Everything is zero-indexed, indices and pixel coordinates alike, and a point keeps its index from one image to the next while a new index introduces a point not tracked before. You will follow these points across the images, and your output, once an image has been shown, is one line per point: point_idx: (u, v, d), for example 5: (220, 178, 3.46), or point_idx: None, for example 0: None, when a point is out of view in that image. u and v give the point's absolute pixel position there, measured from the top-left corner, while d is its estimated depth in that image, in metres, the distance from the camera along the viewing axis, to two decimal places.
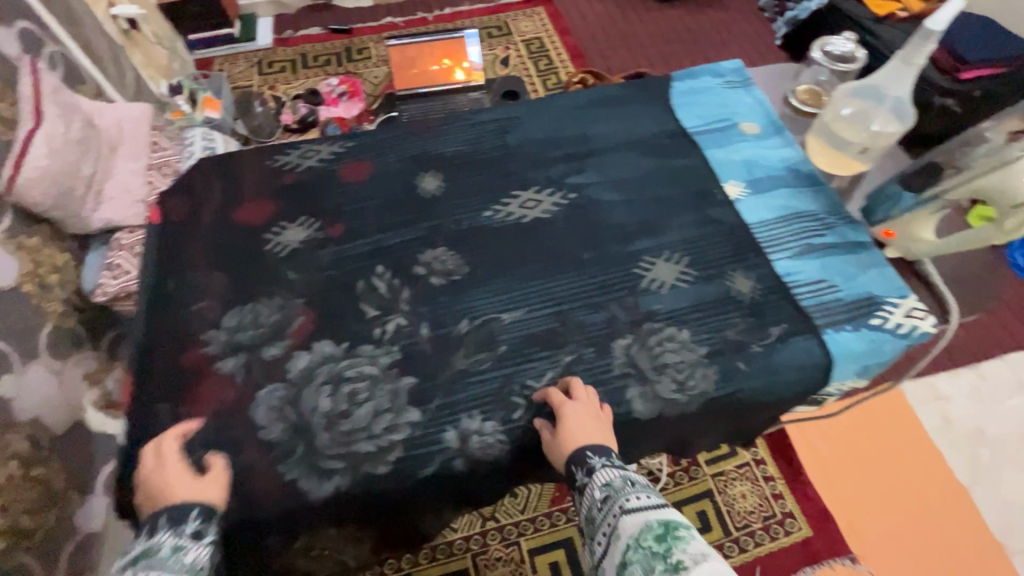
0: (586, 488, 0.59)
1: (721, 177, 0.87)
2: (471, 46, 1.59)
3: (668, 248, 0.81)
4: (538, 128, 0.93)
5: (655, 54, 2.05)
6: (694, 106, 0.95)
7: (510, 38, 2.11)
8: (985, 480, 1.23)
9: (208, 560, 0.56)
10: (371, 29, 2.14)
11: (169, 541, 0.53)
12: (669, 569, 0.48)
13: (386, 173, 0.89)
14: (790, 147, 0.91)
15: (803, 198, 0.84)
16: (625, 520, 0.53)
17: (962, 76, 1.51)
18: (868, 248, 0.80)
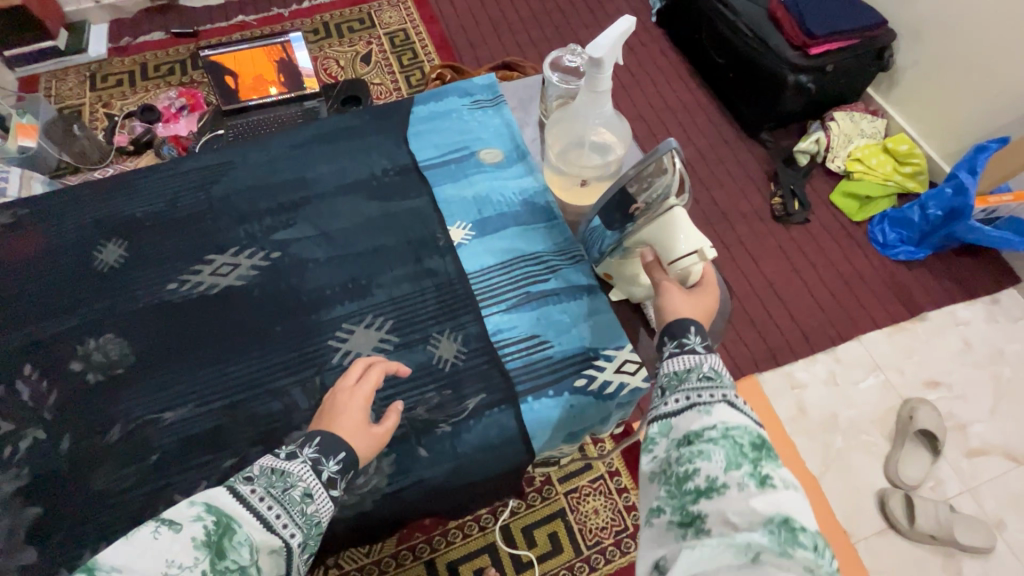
0: (690, 355, 0.59)
1: (448, 219, 0.87)
2: (299, 51, 1.47)
3: (372, 313, 0.80)
4: (254, 173, 0.91)
5: (525, 40, 1.95)
6: (436, 138, 0.95)
7: (372, 30, 1.96)
8: (835, 466, 1.23)
9: (328, 515, 0.60)
10: (224, 30, 1.96)
11: (301, 485, 0.58)
12: (755, 478, 0.48)
13: (75, 248, 0.84)
14: (527, 174, 0.91)
15: (529, 240, 0.85)
16: (725, 408, 0.54)
17: (812, 52, 1.48)
18: (587, 293, 0.81)
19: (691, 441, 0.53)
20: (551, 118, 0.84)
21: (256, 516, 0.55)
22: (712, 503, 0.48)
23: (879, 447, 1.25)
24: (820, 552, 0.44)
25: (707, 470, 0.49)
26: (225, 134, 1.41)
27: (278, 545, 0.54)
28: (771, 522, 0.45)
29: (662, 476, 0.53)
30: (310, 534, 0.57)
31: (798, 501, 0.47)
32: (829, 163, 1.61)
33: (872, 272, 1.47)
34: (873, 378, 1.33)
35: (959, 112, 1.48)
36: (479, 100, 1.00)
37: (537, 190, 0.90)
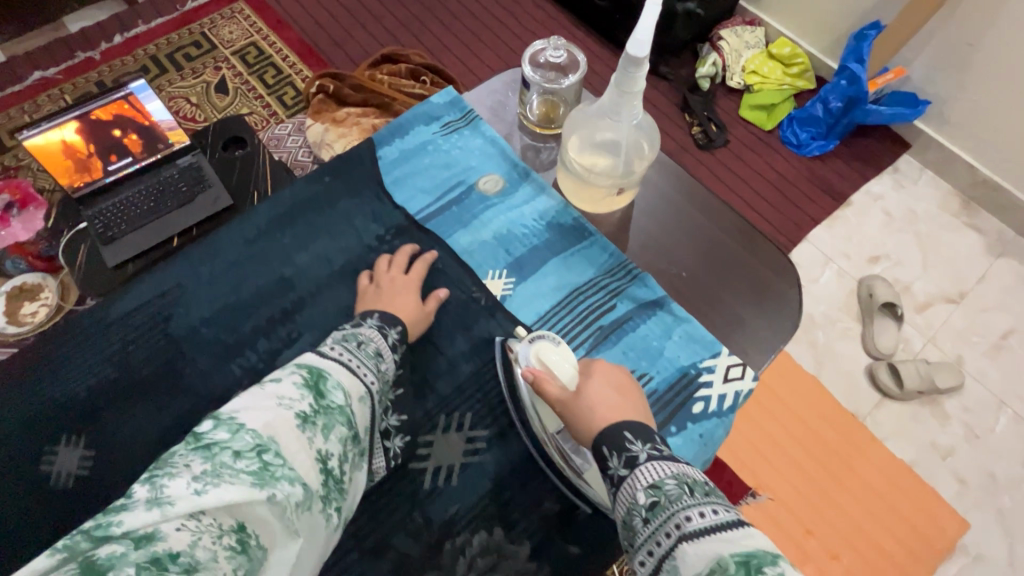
0: (630, 485, 0.60)
1: (482, 267, 0.90)
2: (150, 101, 1.18)
3: (444, 411, 0.85)
4: (215, 301, 0.91)
5: (394, 25, 1.77)
6: (426, 179, 0.95)
7: (215, 52, 1.67)
8: (828, 363, 1.33)
9: (394, 371, 0.78)
10: (21, 94, 1.57)
11: (374, 344, 0.75)
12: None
13: (27, 467, 0.81)
14: (543, 195, 0.92)
15: (579, 271, 0.87)
16: (686, 549, 0.52)
17: None
18: (660, 311, 0.84)
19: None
20: (569, 120, 0.78)
21: (344, 365, 0.70)
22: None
23: (854, 329, 1.37)
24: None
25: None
26: (89, 228, 1.14)
27: (364, 389, 0.70)
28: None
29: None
30: (385, 382, 0.75)
31: None
32: (729, 82, 1.66)
33: (794, 170, 1.57)
34: (828, 271, 1.44)
35: (822, 7, 1.58)
36: (448, 120, 0.98)
37: (558, 211, 0.91)
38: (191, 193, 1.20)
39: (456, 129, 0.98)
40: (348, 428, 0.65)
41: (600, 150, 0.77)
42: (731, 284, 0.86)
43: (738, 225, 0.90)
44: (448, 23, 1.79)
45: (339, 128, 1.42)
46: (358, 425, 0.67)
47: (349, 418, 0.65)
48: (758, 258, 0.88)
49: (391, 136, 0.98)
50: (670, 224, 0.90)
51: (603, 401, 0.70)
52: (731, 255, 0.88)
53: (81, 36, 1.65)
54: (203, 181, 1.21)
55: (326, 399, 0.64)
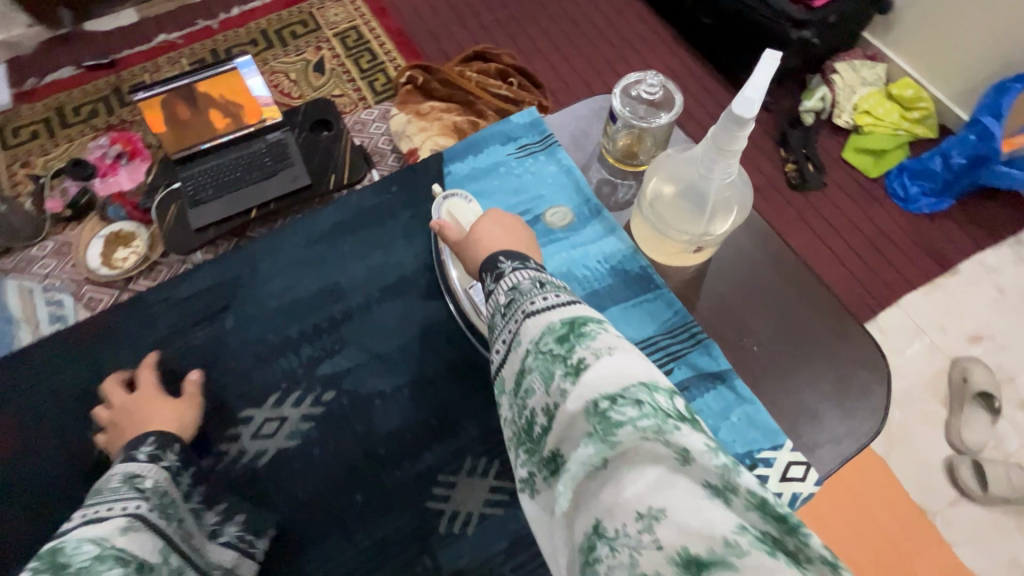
0: (494, 293, 0.57)
1: None
2: (251, 78, 1.27)
3: (475, 455, 0.83)
4: (279, 292, 0.94)
5: (492, 23, 1.76)
6: (491, 202, 0.88)
7: (319, 32, 1.74)
8: (903, 448, 1.20)
9: (167, 482, 0.66)
10: (144, 54, 1.70)
11: (150, 475, 0.64)
12: (569, 374, 0.45)
13: (90, 421, 0.87)
14: (611, 233, 0.84)
15: (642, 326, 0.79)
16: (528, 322, 0.50)
17: (815, 4, 1.38)
18: (724, 387, 0.75)
19: (518, 383, 0.50)
20: (658, 162, 0.74)
21: (86, 520, 0.55)
22: (554, 433, 0.45)
23: (936, 414, 1.23)
24: (644, 402, 0.40)
25: (538, 404, 0.47)
26: (181, 188, 1.22)
27: (131, 518, 0.57)
28: (589, 418, 0.41)
29: (516, 433, 0.50)
30: (165, 502, 0.63)
31: (623, 367, 0.43)
32: (837, 119, 1.53)
33: (898, 230, 1.42)
34: (918, 343, 1.29)
35: (963, 50, 1.42)
36: (525, 142, 0.93)
37: (625, 256, 0.83)
38: (274, 167, 1.25)
39: (532, 152, 0.92)
40: (125, 565, 0.53)
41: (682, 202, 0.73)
42: (805, 364, 0.78)
43: (825, 299, 0.82)
44: (545, 25, 1.76)
45: (421, 121, 1.44)
46: (139, 554, 0.55)
47: (118, 557, 0.52)
48: (844, 347, 0.80)
49: (465, 147, 0.94)
50: (745, 285, 0.83)
51: (491, 235, 0.67)
52: (812, 335, 0.80)
53: (206, 5, 1.77)
54: (287, 158, 1.26)
55: (74, 563, 0.49)
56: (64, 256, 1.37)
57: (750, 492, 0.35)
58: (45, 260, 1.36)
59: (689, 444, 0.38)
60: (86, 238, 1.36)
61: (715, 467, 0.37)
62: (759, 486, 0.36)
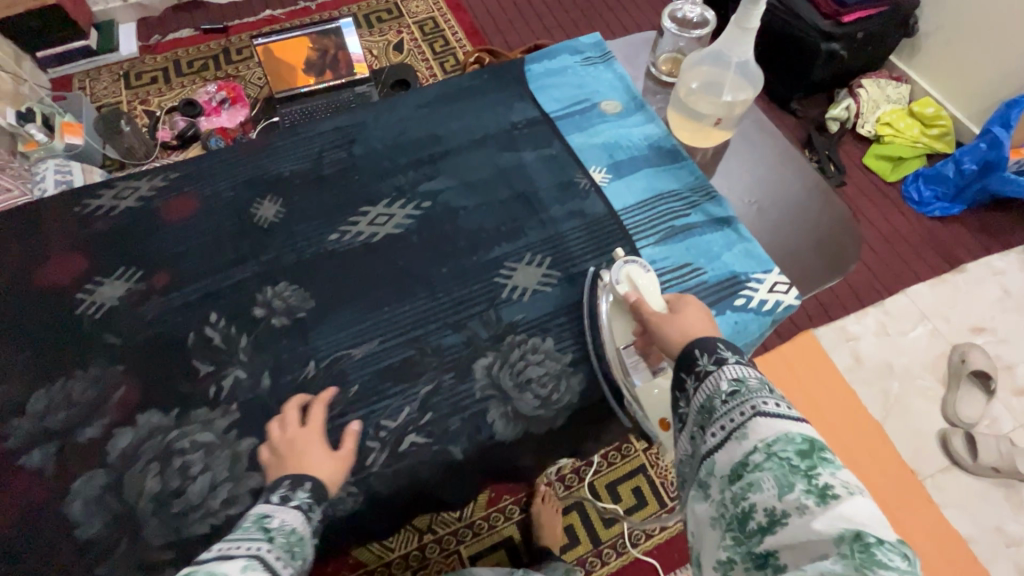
0: (712, 375, 0.61)
1: (585, 162, 1.00)
2: (349, 36, 1.48)
3: (531, 252, 0.91)
4: (392, 133, 1.04)
5: (553, 24, 1.98)
6: (557, 93, 1.08)
7: (400, 19, 1.98)
8: (895, 411, 1.29)
9: (299, 521, 0.60)
10: (252, 26, 1.98)
11: (278, 516, 0.59)
12: (815, 495, 0.47)
13: (236, 205, 0.95)
14: (652, 120, 1.04)
15: (669, 182, 0.97)
16: (760, 422, 0.54)
17: (843, 20, 1.54)
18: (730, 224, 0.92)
19: (738, 474, 0.53)
20: (690, 58, 0.96)
21: (217, 556, 0.52)
22: (778, 536, 0.47)
23: (935, 391, 1.31)
24: (910, 557, 0.42)
25: (763, 503, 0.49)
26: (281, 121, 1.43)
27: (252, 557, 0.52)
28: (843, 542, 0.43)
29: (721, 520, 0.52)
30: (293, 541, 0.58)
31: (866, 506, 0.46)
32: (859, 130, 1.67)
33: (907, 227, 1.54)
34: (921, 328, 1.39)
35: (982, 73, 1.56)
36: (589, 56, 1.13)
37: (660, 137, 1.02)
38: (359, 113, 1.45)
39: (594, 64, 1.12)
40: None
41: (705, 88, 0.96)
42: (800, 223, 0.97)
43: (816, 184, 1.01)
44: (599, 30, 1.97)
45: None
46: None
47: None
48: (832, 221, 0.97)
49: (539, 56, 1.13)
50: (756, 170, 1.02)
51: (693, 319, 0.70)
52: (805, 209, 0.98)
53: None
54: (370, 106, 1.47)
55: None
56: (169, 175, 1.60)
57: None
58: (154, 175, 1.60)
59: None
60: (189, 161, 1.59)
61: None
62: None
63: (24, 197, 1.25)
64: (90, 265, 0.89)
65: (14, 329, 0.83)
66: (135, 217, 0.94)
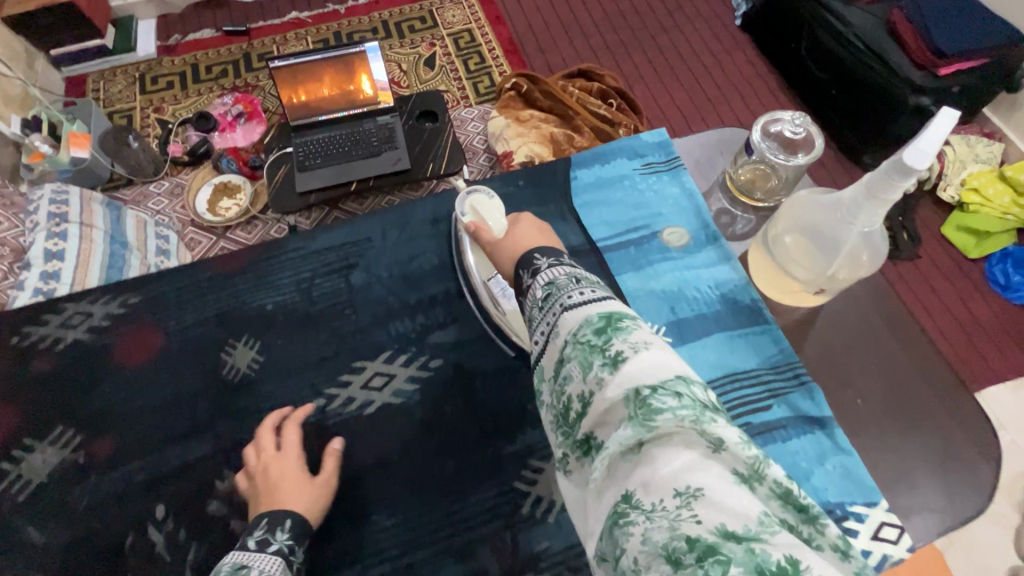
0: (530, 288, 0.59)
1: (640, 318, 0.88)
2: (375, 62, 1.29)
3: None
4: (386, 259, 0.99)
5: (600, 44, 1.80)
6: (612, 212, 0.99)
7: (434, 30, 1.83)
8: (960, 541, 1.13)
9: (275, 569, 0.64)
10: (275, 28, 1.84)
11: (256, 566, 0.63)
12: (609, 367, 0.46)
13: (214, 352, 0.91)
14: (727, 267, 0.92)
15: (747, 358, 0.85)
16: (567, 316, 0.52)
17: (940, 72, 1.33)
18: (824, 427, 0.79)
19: (556, 370, 0.52)
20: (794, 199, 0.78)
21: None
22: (590, 418, 0.47)
23: (1008, 518, 1.15)
24: (682, 393, 0.42)
25: (576, 391, 0.49)
26: (294, 152, 1.30)
27: None
28: (627, 403, 0.43)
29: (555, 416, 0.52)
30: None
31: (653, 361, 0.45)
32: (940, 192, 1.47)
33: (991, 315, 1.36)
34: (997, 440, 1.22)
35: None
36: (651, 161, 1.04)
37: (736, 286, 0.90)
38: (379, 148, 1.32)
39: (656, 171, 1.03)
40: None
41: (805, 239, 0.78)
42: (909, 407, 0.80)
43: (940, 365, 0.83)
44: (651, 54, 1.78)
45: (520, 127, 1.48)
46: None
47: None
48: (955, 416, 0.80)
49: (591, 157, 1.05)
50: (855, 333, 0.86)
51: (526, 237, 0.68)
52: (919, 394, 0.81)
53: None
54: (392, 141, 1.33)
55: None
56: (176, 196, 1.49)
57: (776, 482, 0.40)
58: (159, 198, 1.48)
59: (722, 434, 0.40)
60: (197, 183, 1.48)
61: (745, 457, 0.39)
62: (785, 476, 0.40)
63: (15, 230, 1.14)
64: (19, 423, 0.86)
65: None
66: (74, 357, 0.91)
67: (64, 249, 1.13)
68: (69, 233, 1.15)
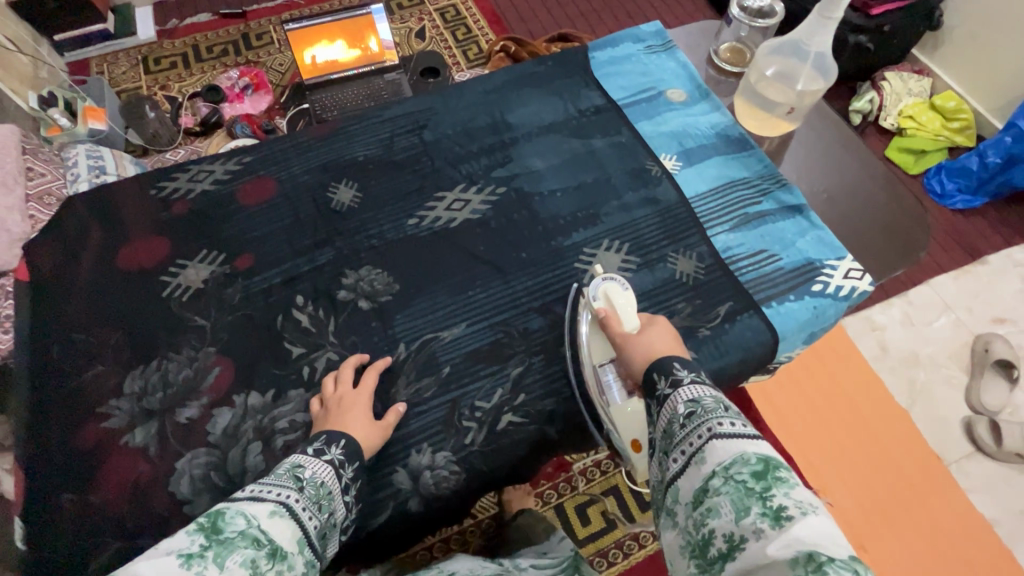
0: (671, 398, 0.66)
1: (656, 151, 1.07)
2: (381, 23, 1.45)
3: (603, 241, 0.98)
4: None
5: (575, 13, 1.97)
6: (624, 81, 1.16)
7: (421, 6, 1.97)
8: (921, 399, 1.32)
9: (329, 475, 0.67)
10: (269, 10, 1.95)
11: (311, 467, 0.66)
12: (769, 518, 0.51)
13: (270, 249, 0.98)
14: (717, 109, 1.11)
15: (738, 169, 1.05)
16: (716, 444, 0.58)
17: (872, 12, 1.54)
18: (801, 212, 1.00)
19: (699, 500, 0.57)
20: (766, 45, 1.04)
21: (252, 496, 0.59)
22: (738, 563, 0.51)
23: (958, 379, 1.35)
24: (857, 572, 0.46)
25: (721, 528, 0.53)
26: (311, 107, 1.43)
27: (279, 503, 0.59)
28: (797, 564, 0.46)
29: (689, 545, 0.57)
30: (321, 492, 0.65)
31: (816, 527, 0.49)
32: (881, 121, 1.69)
33: (935, 218, 1.57)
34: (945, 317, 1.42)
35: (1009, 65, 1.56)
36: (651, 45, 1.22)
37: (727, 125, 1.10)
38: (389, 101, 1.45)
39: (656, 52, 1.21)
40: (258, 547, 0.54)
41: (779, 75, 1.04)
42: (861, 205, 1.07)
43: (882, 175, 1.10)
44: (622, 19, 1.97)
45: None
46: (276, 540, 0.56)
47: (256, 538, 0.54)
48: (897, 206, 1.06)
49: (603, 54, 1.20)
50: (815, 161, 1.12)
51: (659, 341, 0.76)
52: (870, 195, 1.08)
53: None
54: (401, 93, 1.46)
55: (223, 531, 0.53)
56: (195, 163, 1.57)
57: None
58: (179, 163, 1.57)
59: None
60: (213, 148, 1.57)
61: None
62: None
63: (58, 181, 1.22)
64: (171, 251, 0.97)
65: (93, 316, 0.91)
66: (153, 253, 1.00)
67: None
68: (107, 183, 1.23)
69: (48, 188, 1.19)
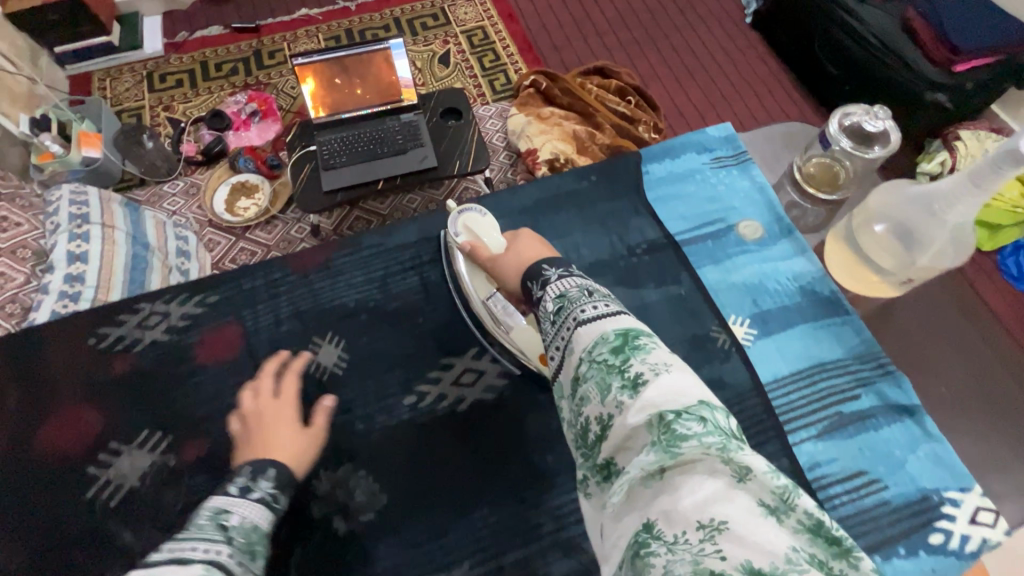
0: (542, 300, 0.63)
1: (727, 311, 1.06)
2: (399, 59, 1.29)
3: None
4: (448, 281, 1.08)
5: (614, 42, 1.80)
6: (686, 206, 1.18)
7: (447, 27, 1.82)
8: None
9: (258, 515, 0.63)
10: (284, 24, 1.81)
11: (239, 511, 0.62)
12: (627, 388, 0.47)
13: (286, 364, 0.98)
14: (803, 258, 1.11)
15: (833, 350, 1.02)
16: (581, 332, 0.54)
17: (957, 68, 1.36)
18: (904, 422, 0.96)
19: (574, 390, 0.53)
20: (886, 204, 0.99)
21: (175, 558, 0.51)
22: (609, 443, 0.48)
23: None
24: (705, 418, 0.43)
25: (594, 413, 0.50)
26: (318, 150, 1.28)
27: (210, 562, 0.53)
28: (651, 429, 0.44)
29: (573, 436, 0.53)
30: (252, 539, 0.60)
31: (675, 381, 0.46)
32: None
33: (1006, 305, 1.40)
34: None
35: None
36: (719, 155, 1.24)
37: (813, 279, 1.09)
38: (405, 146, 1.30)
39: (725, 164, 1.23)
40: None
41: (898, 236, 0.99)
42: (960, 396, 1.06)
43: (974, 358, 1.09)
44: (665, 52, 1.79)
45: (542, 124, 1.48)
46: None
47: None
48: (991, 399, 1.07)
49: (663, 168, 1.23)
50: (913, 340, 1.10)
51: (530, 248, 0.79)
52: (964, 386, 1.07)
53: None
54: (418, 138, 1.31)
55: None
56: (192, 196, 1.46)
57: (806, 513, 0.39)
58: (175, 198, 1.46)
59: (750, 464, 0.40)
60: (213, 182, 1.44)
61: (774, 486, 0.40)
62: (816, 507, 0.39)
63: (35, 231, 1.10)
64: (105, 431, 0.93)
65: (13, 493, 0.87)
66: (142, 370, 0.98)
67: (88, 251, 1.08)
68: (90, 234, 1.10)
69: (22, 240, 1.07)
